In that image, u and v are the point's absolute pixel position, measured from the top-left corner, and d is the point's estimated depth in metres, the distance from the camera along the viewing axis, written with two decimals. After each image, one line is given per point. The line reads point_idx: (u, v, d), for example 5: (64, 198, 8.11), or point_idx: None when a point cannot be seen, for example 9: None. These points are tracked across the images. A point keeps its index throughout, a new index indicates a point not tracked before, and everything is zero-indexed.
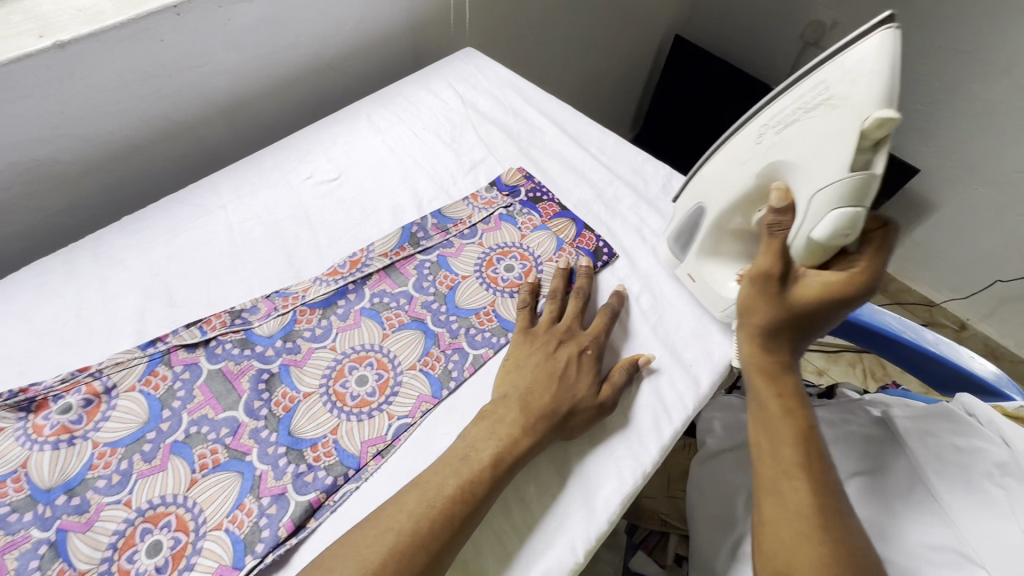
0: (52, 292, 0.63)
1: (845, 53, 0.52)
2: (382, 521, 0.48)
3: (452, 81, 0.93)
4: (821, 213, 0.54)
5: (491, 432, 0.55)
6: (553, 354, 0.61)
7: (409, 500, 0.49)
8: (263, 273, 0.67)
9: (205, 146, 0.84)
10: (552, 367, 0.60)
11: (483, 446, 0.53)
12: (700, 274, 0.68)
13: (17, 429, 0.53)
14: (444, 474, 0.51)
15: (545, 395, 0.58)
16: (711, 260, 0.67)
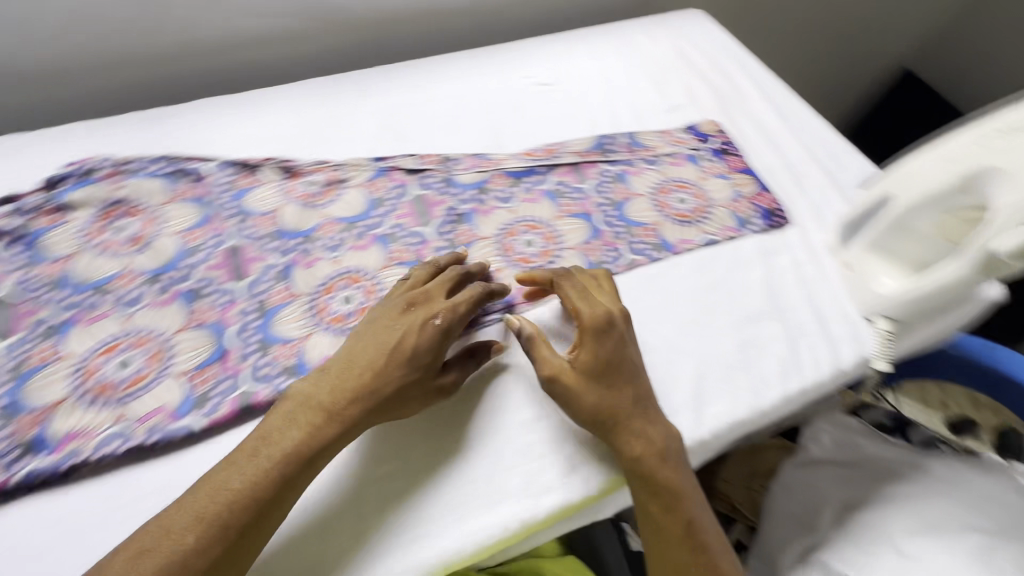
0: (318, 102, 0.79)
1: None
2: (212, 478, 0.45)
3: (673, 32, 0.97)
4: (1015, 228, 0.53)
5: (291, 412, 0.49)
6: (393, 326, 0.54)
7: (221, 469, 0.46)
8: (472, 138, 0.78)
9: (447, 34, 0.95)
10: (371, 337, 0.53)
11: (277, 423, 0.48)
12: (859, 262, 0.67)
13: (278, 184, 0.69)
14: (278, 436, 0.48)
15: (349, 393, 0.50)
16: (878, 255, 0.66)
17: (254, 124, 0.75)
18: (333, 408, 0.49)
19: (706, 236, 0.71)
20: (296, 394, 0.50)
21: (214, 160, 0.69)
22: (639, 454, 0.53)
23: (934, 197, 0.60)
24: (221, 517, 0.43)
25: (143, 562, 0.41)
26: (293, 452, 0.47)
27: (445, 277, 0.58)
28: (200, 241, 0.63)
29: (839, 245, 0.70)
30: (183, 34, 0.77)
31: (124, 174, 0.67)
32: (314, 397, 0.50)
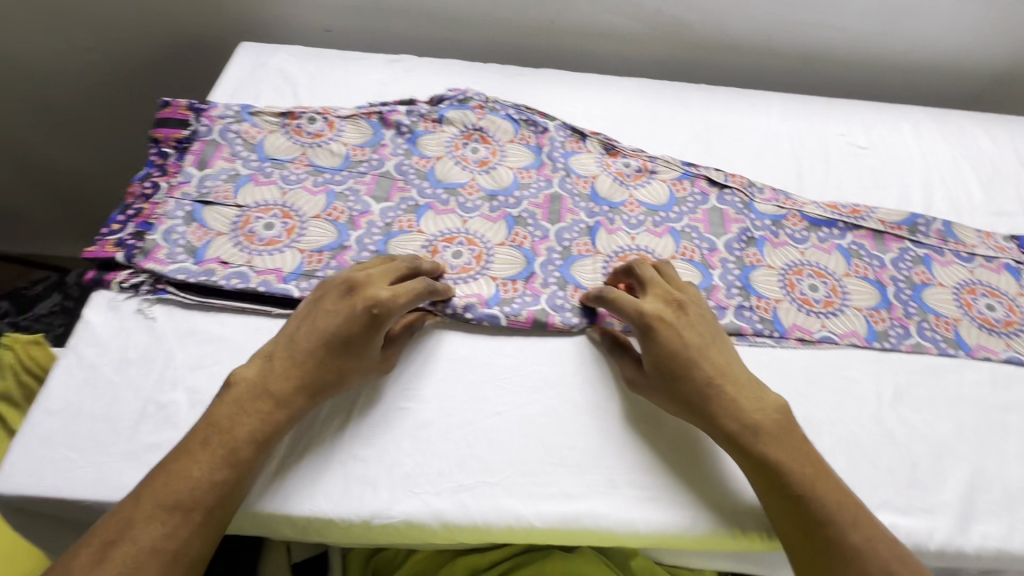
0: (645, 100, 0.87)
1: None
2: (246, 394, 0.51)
3: (1016, 138, 0.90)
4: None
5: (282, 364, 0.53)
6: (337, 303, 0.55)
7: (239, 400, 0.51)
8: (776, 173, 0.80)
9: (765, 76, 0.98)
10: (335, 302, 0.55)
11: (290, 356, 0.53)
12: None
13: (599, 157, 0.78)
14: (280, 373, 0.52)
15: (322, 339, 0.54)
16: None
17: (589, 102, 0.85)
18: (318, 349, 0.53)
19: (1010, 352, 0.65)
20: (289, 337, 0.54)
21: (556, 120, 0.80)
22: (736, 424, 0.52)
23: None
24: (243, 433, 0.49)
25: (205, 446, 0.48)
26: (300, 370, 0.53)
27: (411, 265, 0.60)
28: (530, 180, 0.74)
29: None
30: (556, 15, 0.90)
31: (487, 109, 0.80)
32: (311, 333, 0.54)
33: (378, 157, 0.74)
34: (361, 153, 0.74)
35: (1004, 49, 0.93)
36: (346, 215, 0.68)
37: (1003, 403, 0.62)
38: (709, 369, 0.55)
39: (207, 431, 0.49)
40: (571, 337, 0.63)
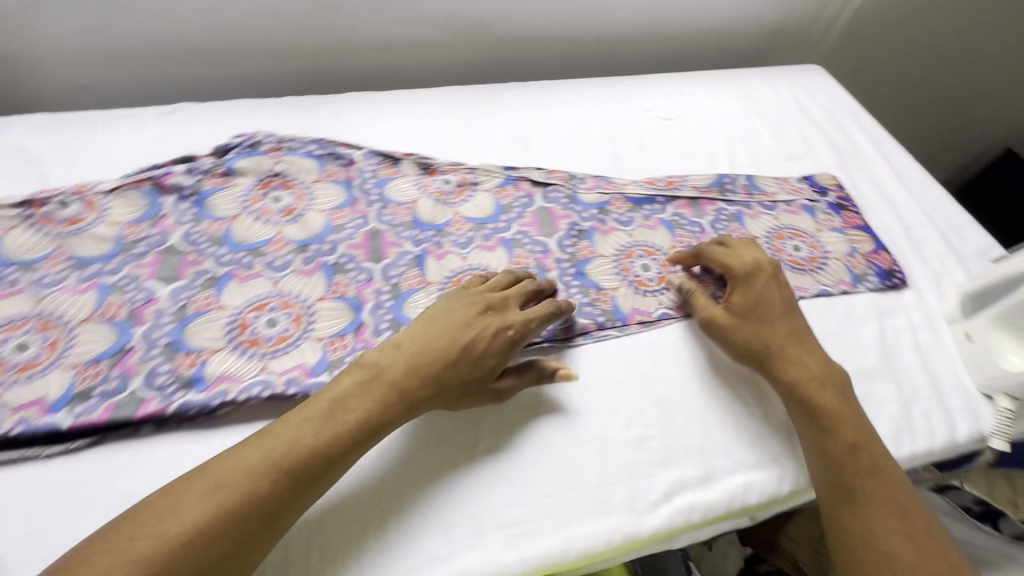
0: (456, 108, 0.84)
1: None
2: (329, 397, 0.51)
3: (794, 85, 0.99)
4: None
5: (462, 309, 0.57)
6: (470, 316, 0.56)
7: (352, 390, 0.51)
8: (595, 160, 0.81)
9: (572, 62, 1.01)
10: (464, 307, 0.57)
11: (402, 362, 0.53)
12: (983, 337, 0.65)
13: (416, 179, 0.74)
14: (391, 368, 0.53)
15: (468, 330, 0.56)
16: (1006, 330, 0.64)
17: (397, 121, 0.80)
18: (453, 343, 0.55)
19: (820, 286, 0.71)
20: (399, 346, 0.54)
21: (363, 148, 0.75)
22: (832, 408, 0.58)
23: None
24: (326, 445, 0.48)
25: (276, 440, 0.47)
26: (382, 399, 0.51)
27: (534, 287, 0.61)
28: (344, 220, 0.69)
29: (961, 316, 0.68)
30: (345, 32, 0.85)
31: (283, 151, 0.73)
32: (440, 327, 0.56)
33: (159, 231, 0.64)
34: (136, 231, 0.64)
35: (768, 6, 1.03)
36: (126, 310, 0.58)
37: (821, 334, 0.67)
38: (812, 366, 0.60)
39: (289, 426, 0.48)
40: None
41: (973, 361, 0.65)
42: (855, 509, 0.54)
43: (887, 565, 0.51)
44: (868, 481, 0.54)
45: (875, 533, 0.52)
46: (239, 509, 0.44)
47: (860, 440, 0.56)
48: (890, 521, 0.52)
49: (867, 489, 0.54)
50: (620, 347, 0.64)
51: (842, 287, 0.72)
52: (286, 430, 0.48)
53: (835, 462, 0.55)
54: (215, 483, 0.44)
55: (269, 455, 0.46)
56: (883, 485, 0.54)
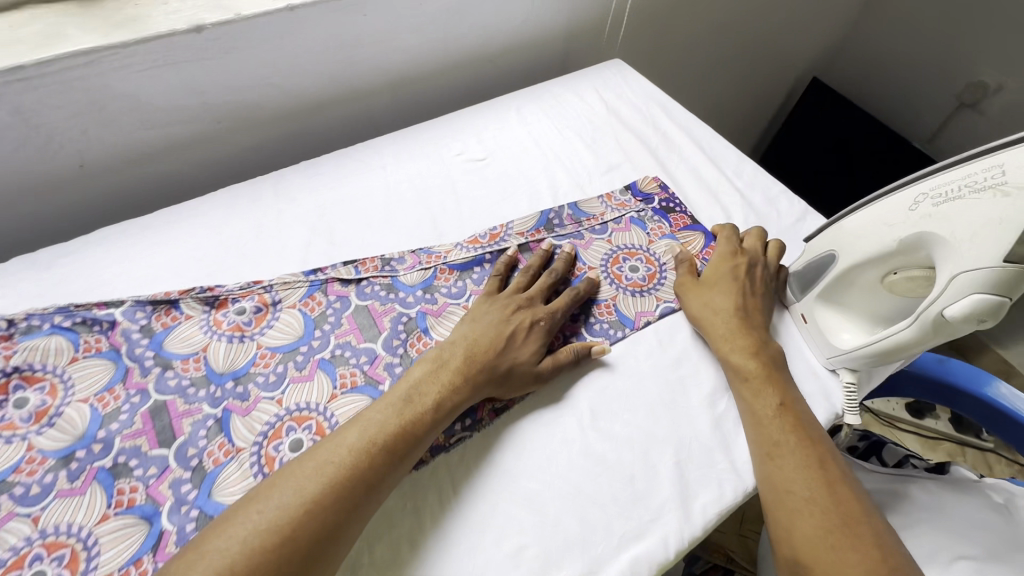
0: (240, 213, 0.73)
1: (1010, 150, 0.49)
2: (337, 446, 0.50)
3: (599, 87, 0.98)
4: (958, 295, 0.50)
5: (502, 311, 0.63)
6: (505, 311, 0.63)
7: (411, 384, 0.56)
8: (410, 231, 0.74)
9: (369, 117, 0.94)
10: (493, 323, 0.62)
11: (467, 359, 0.58)
12: (813, 317, 0.65)
13: (202, 319, 0.63)
14: (451, 376, 0.57)
15: (501, 339, 0.61)
16: (832, 308, 0.65)
17: (168, 252, 0.68)
18: (505, 338, 0.61)
19: (663, 304, 0.70)
20: (447, 360, 0.58)
21: (124, 301, 0.62)
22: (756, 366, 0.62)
23: (870, 258, 0.58)
24: (355, 471, 0.49)
25: (277, 498, 0.46)
26: (451, 390, 0.56)
27: (555, 273, 0.69)
28: (115, 403, 0.56)
29: (793, 299, 0.69)
30: (78, 156, 0.72)
31: (17, 336, 0.59)
32: (481, 333, 0.61)
33: None
34: None
35: (553, 13, 1.00)
36: None
37: (673, 359, 0.66)
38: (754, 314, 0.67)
39: (347, 435, 0.51)
40: None
41: (811, 344, 0.67)
42: (778, 458, 0.56)
43: (800, 503, 0.53)
44: (788, 433, 0.57)
45: (790, 480, 0.55)
46: (307, 519, 0.45)
47: (785, 398, 0.60)
48: (807, 463, 0.55)
49: (789, 442, 0.57)
50: (476, 447, 0.58)
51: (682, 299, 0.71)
52: (347, 441, 0.50)
53: (762, 422, 0.59)
54: (215, 550, 0.42)
55: (324, 474, 0.48)
56: (803, 438, 0.57)
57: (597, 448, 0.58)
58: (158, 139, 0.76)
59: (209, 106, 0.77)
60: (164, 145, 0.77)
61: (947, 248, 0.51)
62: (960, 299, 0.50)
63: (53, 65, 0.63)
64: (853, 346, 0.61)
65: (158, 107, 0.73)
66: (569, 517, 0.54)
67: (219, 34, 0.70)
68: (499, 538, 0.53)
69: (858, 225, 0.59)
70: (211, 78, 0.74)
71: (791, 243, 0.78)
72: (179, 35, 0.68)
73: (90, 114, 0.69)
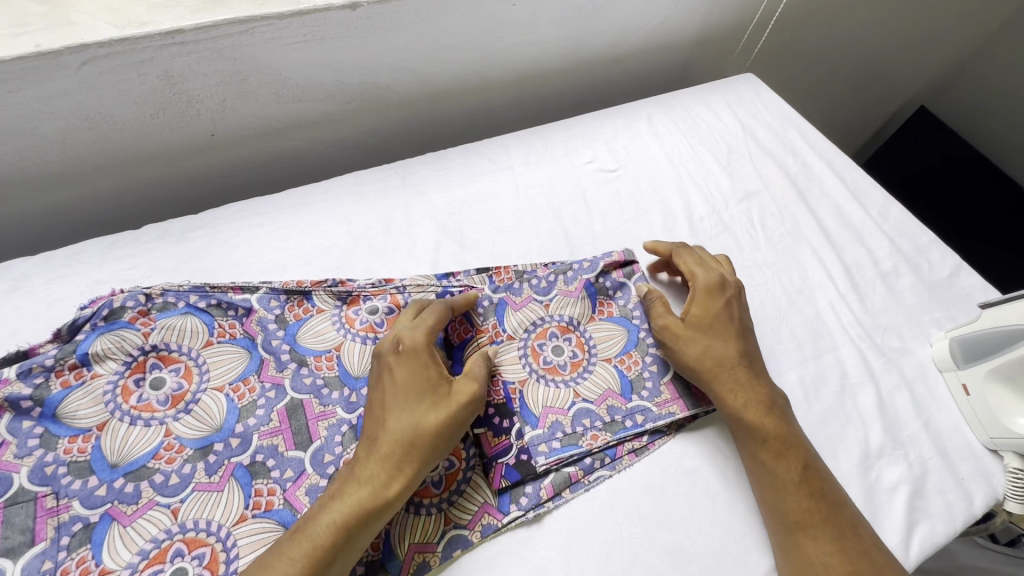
0: (369, 202, 0.70)
1: None
2: (298, 550, 0.44)
3: (732, 103, 0.92)
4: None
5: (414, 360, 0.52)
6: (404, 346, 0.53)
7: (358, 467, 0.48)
8: (541, 242, 0.70)
9: (489, 110, 0.90)
10: (708, 301, 0.63)
11: (388, 423, 0.49)
12: (982, 390, 0.60)
13: (334, 314, 0.60)
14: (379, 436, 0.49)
15: (421, 396, 0.50)
16: (1005, 385, 0.59)
17: (299, 237, 0.66)
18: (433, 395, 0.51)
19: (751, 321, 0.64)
20: (375, 423, 0.50)
21: (259, 287, 0.60)
22: (736, 363, 0.59)
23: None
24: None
25: None
26: (385, 457, 0.48)
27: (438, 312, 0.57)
28: (251, 396, 0.54)
29: (953, 365, 0.64)
30: (212, 125, 0.69)
31: (154, 312, 0.57)
32: (412, 395, 0.50)
33: None
34: None
35: (692, 16, 0.94)
36: None
37: (820, 415, 0.61)
38: (737, 319, 0.62)
39: (331, 506, 0.46)
40: None
41: (969, 417, 0.62)
42: (770, 507, 0.53)
43: (822, 513, 0.51)
44: (791, 496, 0.52)
45: (830, 560, 0.49)
46: None
47: (807, 461, 0.54)
48: (815, 467, 0.54)
49: (794, 509, 0.52)
50: (614, 489, 0.55)
51: (826, 349, 0.66)
52: (331, 510, 0.45)
53: (773, 477, 0.54)
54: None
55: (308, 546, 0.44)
56: (797, 488, 0.53)
57: (742, 507, 0.56)
58: (289, 115, 0.74)
59: (344, 87, 0.74)
60: (293, 122, 0.75)
61: None
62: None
63: (210, 31, 0.60)
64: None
65: (296, 82, 0.70)
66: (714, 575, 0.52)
67: (372, 12, 0.66)
68: None
69: None
70: (352, 57, 0.70)
71: (944, 300, 0.72)
72: (334, 11, 0.63)
73: (232, 84, 0.66)
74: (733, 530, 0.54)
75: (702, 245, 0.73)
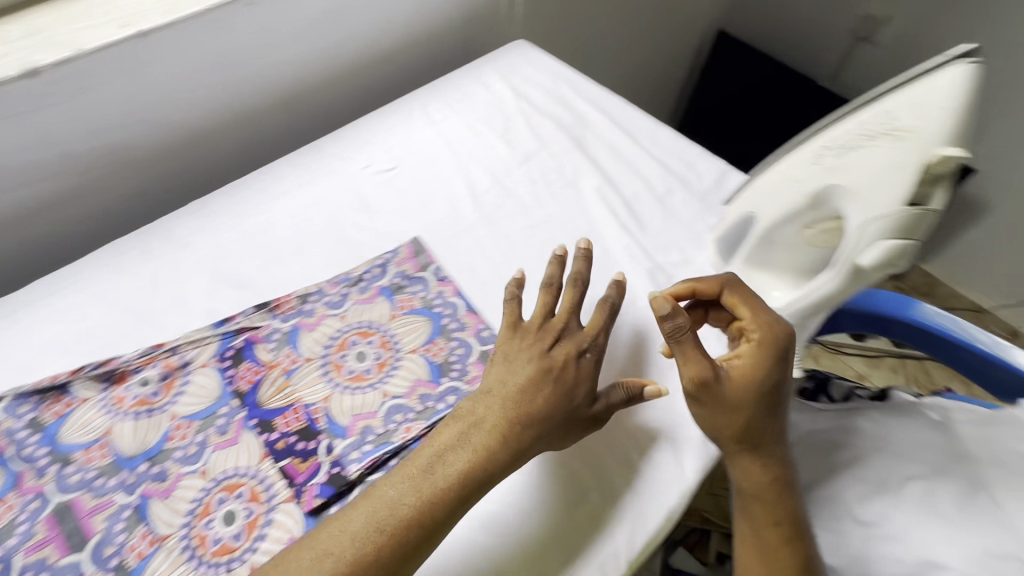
0: (129, 270, 0.66)
1: (913, 83, 0.51)
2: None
3: (504, 73, 0.94)
4: (871, 240, 0.51)
5: (453, 443, 0.50)
6: (515, 355, 0.56)
7: (392, 513, 0.46)
8: (323, 259, 0.69)
9: (264, 139, 0.87)
10: (748, 306, 0.58)
11: (360, 532, 0.45)
12: (744, 277, 0.64)
13: (101, 399, 0.56)
14: (343, 545, 0.44)
15: (405, 502, 0.47)
16: (760, 270, 0.63)
17: (50, 328, 0.61)
18: (423, 514, 0.46)
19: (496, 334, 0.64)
20: (339, 527, 0.46)
21: (3, 397, 0.55)
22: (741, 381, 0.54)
23: (790, 216, 0.58)
24: None
25: None
26: (358, 561, 0.44)
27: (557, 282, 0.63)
28: (9, 515, 0.49)
29: (722, 264, 0.70)
30: None
31: None
32: (403, 505, 0.46)
33: None
34: None
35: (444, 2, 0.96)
36: None
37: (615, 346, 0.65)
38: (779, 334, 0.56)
39: (327, 560, 0.44)
40: None
41: None
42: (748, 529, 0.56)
43: (780, 512, 0.56)
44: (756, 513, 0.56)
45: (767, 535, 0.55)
46: None
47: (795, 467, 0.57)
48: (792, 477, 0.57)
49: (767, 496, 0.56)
50: None
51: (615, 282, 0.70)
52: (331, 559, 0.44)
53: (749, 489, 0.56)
54: None
55: None
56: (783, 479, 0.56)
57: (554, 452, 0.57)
58: (19, 203, 0.68)
59: (72, 157, 0.69)
60: (27, 208, 0.69)
61: (868, 175, 0.51)
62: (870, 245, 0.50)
63: None
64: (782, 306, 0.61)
65: (7, 166, 0.64)
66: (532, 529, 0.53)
67: (62, 75, 0.62)
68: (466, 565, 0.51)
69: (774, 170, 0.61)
70: (66, 124, 0.66)
71: (713, 206, 0.78)
72: (12, 84, 0.59)
73: None
74: (548, 476, 0.56)
75: (489, 217, 0.75)
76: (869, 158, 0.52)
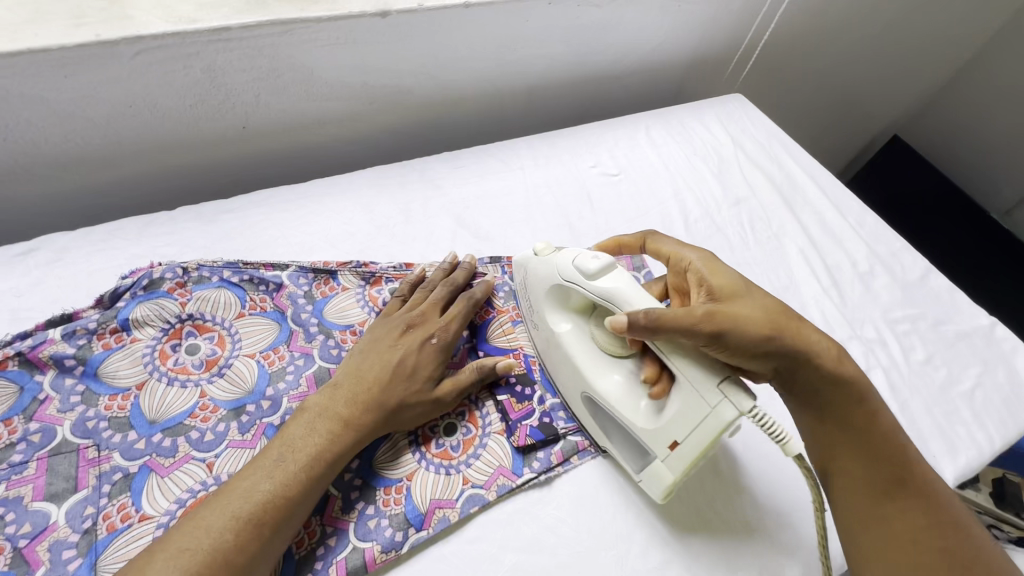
0: (389, 194, 0.75)
1: (523, 259, 0.65)
2: (248, 482, 0.45)
3: (724, 120, 0.99)
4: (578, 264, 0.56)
5: (365, 405, 0.52)
6: (395, 345, 0.56)
7: (299, 431, 0.49)
8: (549, 235, 0.76)
9: (498, 116, 0.96)
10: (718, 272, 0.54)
11: (217, 524, 0.42)
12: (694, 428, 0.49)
13: (358, 293, 0.65)
14: (198, 543, 0.40)
15: (333, 437, 0.49)
16: (673, 406, 0.50)
17: (325, 222, 0.71)
18: (303, 463, 0.47)
19: None
20: (193, 526, 0.41)
21: (289, 266, 0.64)
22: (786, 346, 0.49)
23: (587, 365, 0.57)
24: (250, 512, 0.43)
25: (211, 515, 0.42)
26: (246, 479, 0.45)
27: (454, 282, 0.63)
28: (281, 363, 0.58)
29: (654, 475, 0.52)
30: (244, 118, 0.74)
31: (190, 284, 0.60)
32: (302, 445, 0.48)
33: (39, 426, 0.50)
34: (6, 433, 0.49)
35: (683, 39, 1.03)
36: (10, 553, 0.44)
37: None
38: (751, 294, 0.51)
39: (254, 471, 0.45)
40: (405, 561, 0.50)
41: (684, 426, 0.49)
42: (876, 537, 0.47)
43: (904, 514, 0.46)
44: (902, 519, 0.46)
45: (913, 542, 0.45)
46: (229, 546, 0.41)
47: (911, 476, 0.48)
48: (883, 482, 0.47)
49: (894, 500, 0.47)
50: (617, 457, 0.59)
51: None
52: (252, 475, 0.45)
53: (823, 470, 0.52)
54: (203, 528, 0.41)
55: (227, 495, 0.44)
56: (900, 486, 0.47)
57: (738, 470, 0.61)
58: (316, 113, 0.78)
59: (368, 88, 0.79)
60: (320, 119, 0.80)
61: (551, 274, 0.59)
62: (639, 284, 0.54)
63: (252, 30, 0.65)
64: (728, 397, 0.46)
65: (326, 81, 0.75)
66: (710, 526, 0.56)
67: (400, 21, 0.72)
68: (645, 545, 0.54)
69: (539, 330, 0.62)
70: (379, 60, 0.76)
71: (916, 299, 0.79)
72: (365, 18, 0.69)
73: (266, 80, 0.71)
74: (726, 485, 0.59)
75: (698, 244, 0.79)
76: (551, 298, 0.60)
